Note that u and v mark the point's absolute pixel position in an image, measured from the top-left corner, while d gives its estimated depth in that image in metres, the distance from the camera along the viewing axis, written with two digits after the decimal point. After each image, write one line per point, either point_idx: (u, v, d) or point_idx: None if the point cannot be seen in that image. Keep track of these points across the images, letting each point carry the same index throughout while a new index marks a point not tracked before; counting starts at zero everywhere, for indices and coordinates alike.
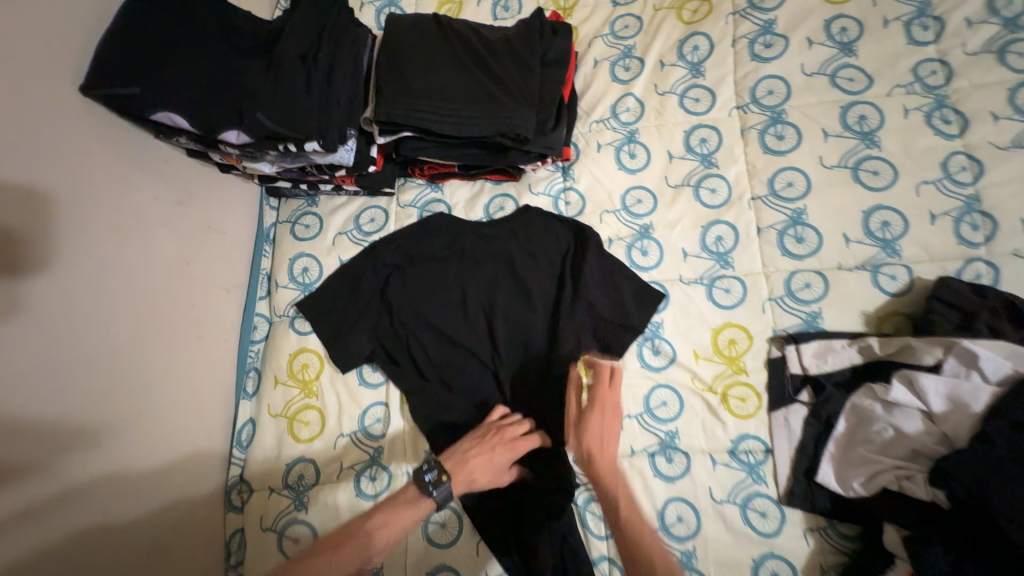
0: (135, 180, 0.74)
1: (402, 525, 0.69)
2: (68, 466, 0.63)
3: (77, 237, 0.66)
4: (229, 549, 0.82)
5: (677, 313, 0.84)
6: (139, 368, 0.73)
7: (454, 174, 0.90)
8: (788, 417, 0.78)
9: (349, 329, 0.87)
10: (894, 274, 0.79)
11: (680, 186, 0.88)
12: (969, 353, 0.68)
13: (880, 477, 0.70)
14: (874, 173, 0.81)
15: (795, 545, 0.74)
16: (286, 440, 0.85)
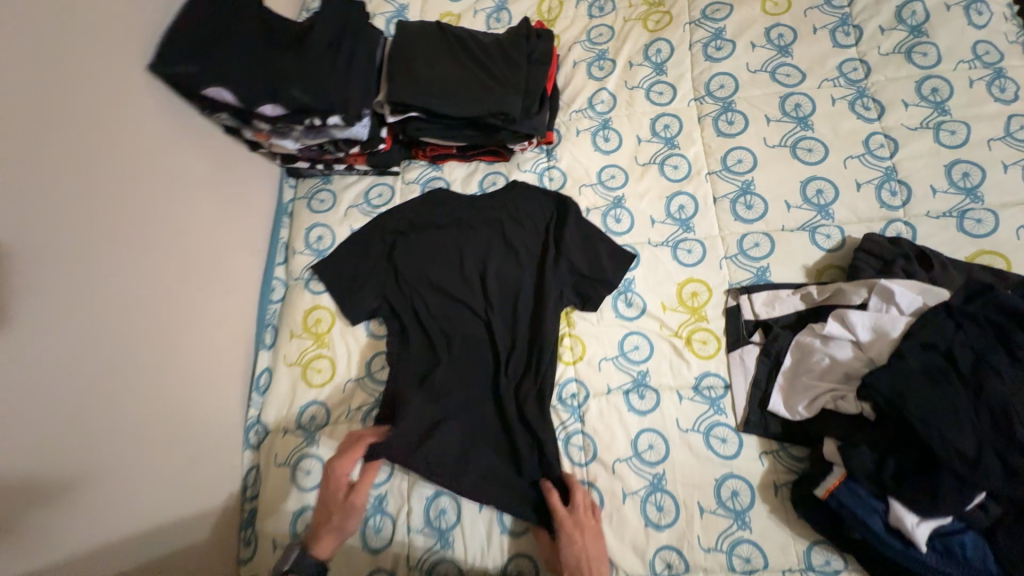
0: (187, 144, 0.85)
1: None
2: (121, 386, 0.71)
3: (145, 188, 0.76)
4: (245, 482, 0.90)
5: (646, 270, 0.96)
6: (181, 310, 0.82)
7: (452, 155, 1.04)
8: (743, 356, 0.90)
9: (359, 287, 0.98)
10: (828, 234, 0.93)
11: (647, 164, 1.02)
12: (887, 290, 0.81)
13: (820, 400, 0.81)
14: (809, 150, 0.96)
15: (752, 466, 0.84)
16: (300, 385, 0.94)
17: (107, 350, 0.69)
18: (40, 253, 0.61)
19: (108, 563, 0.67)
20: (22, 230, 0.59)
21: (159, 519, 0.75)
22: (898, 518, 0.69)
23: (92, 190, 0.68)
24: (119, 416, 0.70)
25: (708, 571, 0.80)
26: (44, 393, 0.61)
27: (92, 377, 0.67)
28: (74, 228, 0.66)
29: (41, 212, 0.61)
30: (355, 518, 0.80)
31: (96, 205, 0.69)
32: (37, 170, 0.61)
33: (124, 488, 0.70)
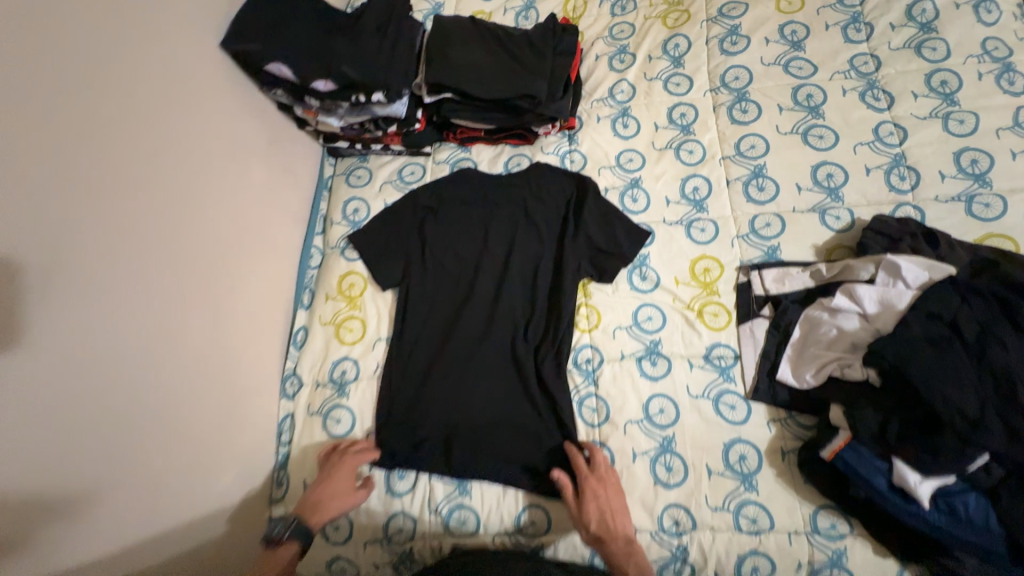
0: (245, 116, 0.95)
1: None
2: (179, 321, 0.79)
3: (207, 150, 0.86)
4: (281, 429, 0.97)
5: (660, 247, 1.02)
6: (232, 262, 0.91)
7: (480, 138, 1.12)
8: (753, 329, 0.93)
9: (390, 255, 1.05)
10: (838, 215, 0.97)
11: (664, 149, 1.08)
12: (894, 265, 0.84)
13: (827, 368, 0.84)
14: (820, 137, 1.01)
15: (759, 432, 0.87)
16: (333, 342, 1.01)
17: (170, 290, 0.78)
18: (122, 197, 0.71)
19: (162, 477, 0.75)
20: (108, 172, 0.69)
21: (205, 448, 0.83)
22: (901, 476, 0.71)
23: (164, 145, 0.78)
24: (177, 347, 0.79)
25: (714, 529, 0.83)
26: (118, 315, 0.69)
27: (157, 308, 0.75)
28: (150, 180, 0.75)
29: (123, 162, 0.71)
30: (350, 498, 0.84)
31: (167, 159, 0.78)
32: (122, 127, 0.71)
33: (175, 413, 0.78)
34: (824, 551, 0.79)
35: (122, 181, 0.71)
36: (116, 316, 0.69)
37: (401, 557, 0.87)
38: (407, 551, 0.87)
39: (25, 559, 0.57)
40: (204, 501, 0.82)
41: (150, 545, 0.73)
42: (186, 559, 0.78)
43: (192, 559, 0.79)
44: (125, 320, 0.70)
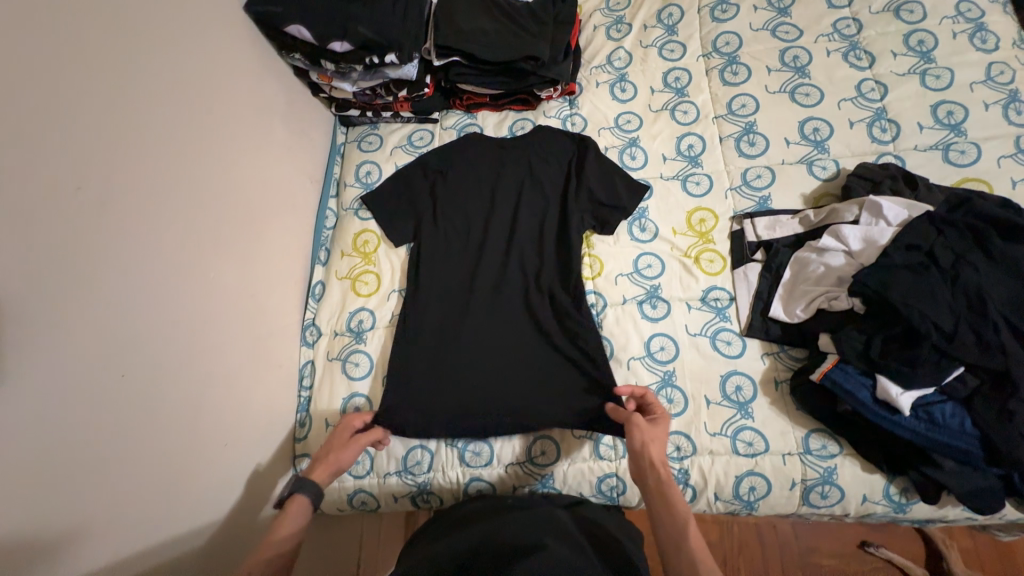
0: (266, 80, 1.01)
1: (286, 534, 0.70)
2: (215, 262, 0.84)
3: (235, 106, 0.92)
4: (303, 374, 1.03)
5: (658, 200, 1.07)
6: (259, 213, 0.96)
7: (485, 104, 1.18)
8: (746, 272, 0.99)
9: (402, 212, 1.10)
10: (825, 166, 1.03)
11: (660, 110, 1.14)
12: (875, 205, 0.90)
13: (815, 302, 0.89)
14: (807, 95, 1.07)
15: (754, 364, 0.93)
16: (350, 294, 1.06)
17: (210, 231, 0.83)
18: (170, 140, 0.76)
19: (204, 406, 0.79)
20: (156, 115, 0.74)
21: (239, 385, 0.87)
22: (885, 389, 0.78)
23: (199, 97, 0.83)
24: (215, 286, 0.83)
25: (713, 452, 0.88)
26: (166, 247, 0.74)
27: (198, 248, 0.80)
28: (190, 127, 0.81)
29: (170, 107, 0.77)
30: (352, 452, 0.83)
31: (202, 110, 0.83)
32: (167, 75, 0.77)
33: (213, 347, 0.82)
34: (816, 469, 0.85)
35: (170, 125, 0.76)
36: (170, 248, 0.75)
37: (420, 486, 0.94)
38: (426, 481, 0.94)
39: (103, 457, 0.62)
40: (238, 434, 0.86)
41: (200, 467, 0.78)
42: (226, 484, 0.83)
43: (226, 489, 0.83)
44: (176, 252, 0.76)
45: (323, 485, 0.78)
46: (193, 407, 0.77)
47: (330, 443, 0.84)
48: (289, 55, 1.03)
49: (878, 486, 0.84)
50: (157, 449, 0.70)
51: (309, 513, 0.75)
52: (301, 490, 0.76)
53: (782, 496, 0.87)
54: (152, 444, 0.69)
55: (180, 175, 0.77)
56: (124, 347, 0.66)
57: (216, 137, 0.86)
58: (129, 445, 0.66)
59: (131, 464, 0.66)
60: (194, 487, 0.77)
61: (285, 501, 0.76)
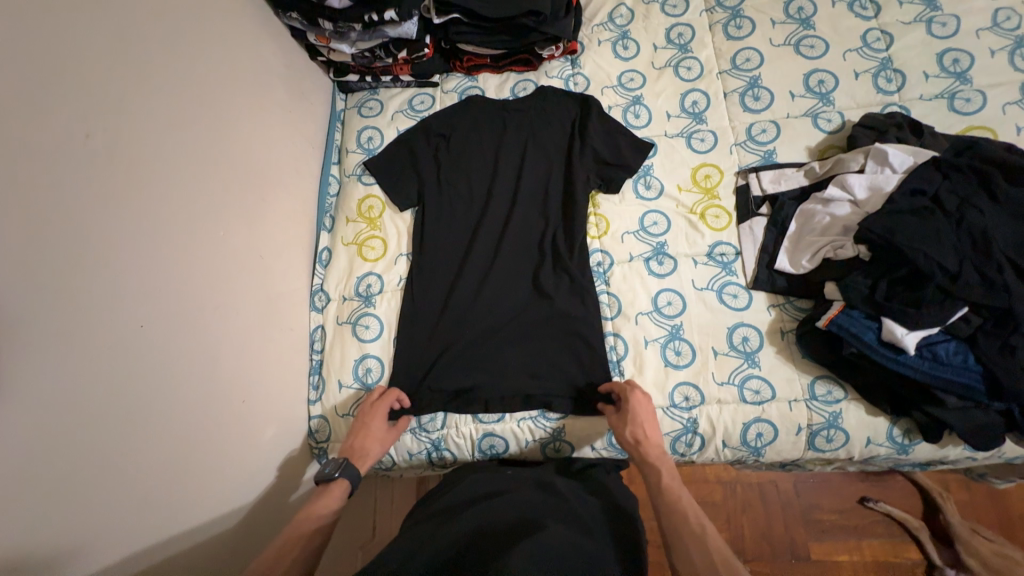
0: (264, 40, 1.00)
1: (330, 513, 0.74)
2: (222, 222, 0.83)
3: (235, 66, 0.91)
4: (314, 339, 1.04)
5: (663, 158, 1.07)
6: (263, 177, 0.95)
7: (486, 65, 1.16)
8: (752, 227, 0.99)
9: (406, 177, 1.09)
10: (829, 118, 1.02)
11: (663, 67, 1.13)
12: (881, 153, 0.90)
13: (821, 251, 0.90)
14: (812, 47, 1.06)
15: (760, 316, 0.94)
16: (356, 259, 1.06)
17: (215, 191, 0.82)
18: (170, 95, 0.75)
19: (220, 363, 0.80)
20: (156, 69, 0.73)
21: (252, 345, 0.88)
22: (890, 331, 0.79)
23: (197, 53, 0.82)
24: (223, 246, 0.83)
25: (721, 401, 0.90)
26: (174, 203, 0.74)
27: (205, 207, 0.80)
28: (191, 84, 0.80)
29: (168, 62, 0.76)
30: (386, 444, 0.88)
31: (202, 68, 0.82)
32: (164, 28, 0.76)
33: (226, 306, 0.82)
34: (822, 414, 0.87)
35: (169, 80, 0.75)
36: (178, 204, 0.74)
37: (434, 444, 0.96)
38: (439, 439, 0.95)
39: (128, 405, 0.63)
40: (255, 393, 0.87)
41: (219, 422, 0.79)
42: (245, 441, 0.84)
43: (245, 446, 0.84)
44: (186, 209, 0.76)
45: (362, 474, 0.82)
46: (211, 363, 0.78)
47: (371, 428, 0.87)
48: (286, 15, 1.01)
49: (881, 429, 0.86)
50: (178, 401, 0.71)
51: (347, 494, 0.79)
52: (345, 473, 0.79)
53: (788, 441, 0.89)
54: (173, 396, 0.70)
55: (182, 130, 0.77)
56: (141, 299, 0.66)
57: (217, 96, 0.85)
58: (150, 395, 0.66)
59: (154, 413, 0.67)
60: (216, 441, 0.78)
61: (327, 479, 0.78)
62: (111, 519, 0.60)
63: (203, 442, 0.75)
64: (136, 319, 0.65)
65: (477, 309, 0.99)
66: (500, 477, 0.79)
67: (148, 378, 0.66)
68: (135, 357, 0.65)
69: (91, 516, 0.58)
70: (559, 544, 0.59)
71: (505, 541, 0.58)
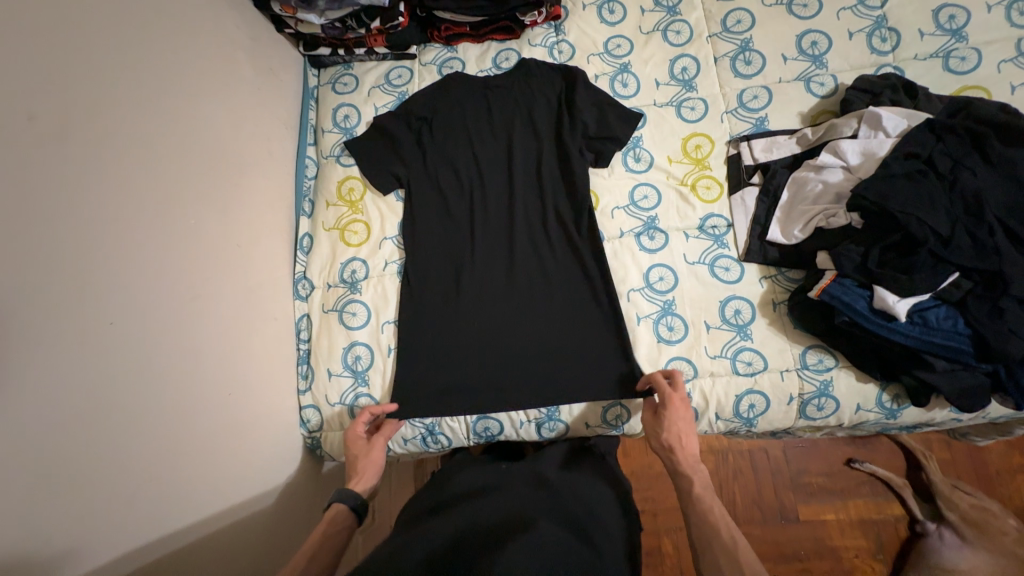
0: (223, 9, 0.93)
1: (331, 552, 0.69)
2: (191, 209, 0.78)
3: (194, 38, 0.84)
4: (300, 329, 1.01)
5: (652, 129, 1.03)
6: (234, 159, 0.90)
7: (466, 34, 1.10)
8: (743, 197, 0.97)
9: (386, 157, 1.05)
10: (822, 82, 0.99)
11: (651, 32, 1.07)
12: (875, 116, 0.88)
13: (813, 221, 0.89)
14: (804, 5, 1.02)
15: (752, 288, 0.94)
16: (339, 244, 1.03)
17: (182, 175, 0.77)
18: (123, 71, 0.69)
19: (201, 356, 0.77)
20: (104, 41, 0.67)
21: (233, 337, 0.84)
22: (882, 299, 0.78)
23: (150, 24, 0.76)
24: (194, 234, 0.79)
25: (714, 374, 0.90)
26: (137, 189, 0.69)
27: (172, 193, 0.75)
28: (146, 59, 0.74)
29: (119, 34, 0.69)
30: (377, 459, 0.85)
31: (155, 40, 0.76)
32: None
33: (202, 298, 0.79)
34: (812, 383, 0.88)
35: (121, 54, 0.69)
36: (143, 191, 0.70)
37: (429, 429, 0.95)
38: (434, 424, 0.95)
39: (105, 405, 0.60)
40: (241, 385, 0.85)
41: (205, 418, 0.76)
42: (235, 435, 0.82)
43: (234, 440, 0.82)
44: (151, 195, 0.71)
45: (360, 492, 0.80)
46: (193, 357, 0.75)
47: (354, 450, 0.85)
48: None
49: (871, 395, 0.87)
50: (158, 397, 0.68)
51: (351, 524, 0.74)
52: (340, 499, 0.75)
53: (780, 411, 0.90)
54: (154, 392, 0.68)
55: (140, 110, 0.71)
56: (108, 294, 0.63)
57: (175, 73, 0.79)
58: (128, 392, 0.64)
59: (135, 411, 0.64)
60: (204, 436, 0.76)
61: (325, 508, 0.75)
62: (97, 523, 0.58)
63: (191, 437, 0.73)
64: (104, 315, 0.62)
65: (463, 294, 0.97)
66: (498, 469, 0.79)
67: (124, 375, 0.63)
68: (109, 354, 0.62)
69: (75, 519, 0.56)
70: (554, 537, 0.59)
71: (504, 533, 0.58)
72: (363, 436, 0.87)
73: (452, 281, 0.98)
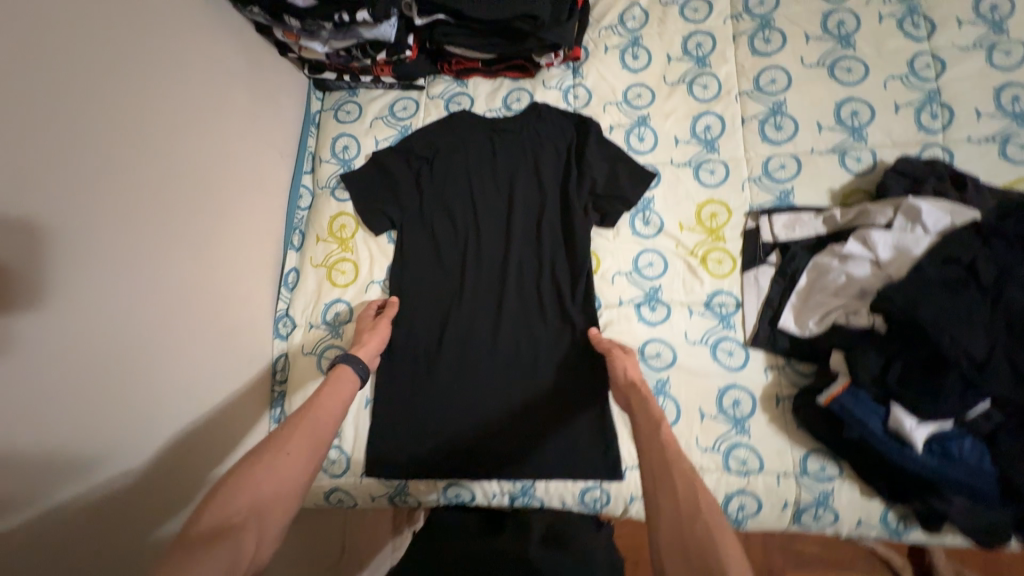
0: (221, 36, 0.88)
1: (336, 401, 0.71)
2: (166, 257, 0.74)
3: (188, 71, 0.80)
4: (275, 369, 0.97)
5: (666, 191, 0.96)
6: (221, 196, 0.86)
7: (477, 69, 1.04)
8: (757, 276, 0.90)
9: (380, 196, 1.00)
10: (859, 157, 0.90)
11: (676, 83, 0.99)
12: (913, 208, 0.79)
13: (830, 315, 0.81)
14: (849, 70, 0.93)
15: (755, 377, 0.86)
16: (325, 284, 0.99)
17: (159, 220, 0.73)
18: (97, 113, 0.65)
19: (167, 412, 0.74)
20: (78, 87, 0.62)
21: (200, 388, 0.80)
22: (898, 420, 0.71)
23: (137, 60, 0.71)
24: (167, 282, 0.74)
25: (703, 469, 0.83)
26: (104, 243, 0.65)
27: (146, 241, 0.71)
28: (130, 99, 0.69)
29: (95, 71, 0.65)
30: (381, 334, 0.85)
31: (141, 77, 0.71)
32: (90, 29, 0.64)
33: (170, 350, 0.74)
34: (811, 491, 0.80)
35: (94, 94, 0.64)
36: (107, 240, 0.65)
37: (397, 489, 0.90)
38: (402, 483, 0.89)
39: (44, 485, 0.57)
40: (207, 437, 0.81)
41: (162, 480, 0.72)
42: (197, 490, 0.78)
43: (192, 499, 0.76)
44: (116, 244, 0.66)
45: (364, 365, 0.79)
46: (151, 412, 0.71)
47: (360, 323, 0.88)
48: (244, 10, 0.90)
49: (875, 512, 0.78)
50: (108, 465, 0.64)
51: (355, 387, 0.76)
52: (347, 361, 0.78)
53: (772, 515, 0.82)
54: (101, 458, 0.63)
55: (115, 155, 0.67)
56: (54, 357, 0.58)
57: (162, 111, 0.75)
58: (69, 466, 0.60)
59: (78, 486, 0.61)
60: (159, 497, 0.71)
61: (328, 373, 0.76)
62: None
63: (142, 501, 0.69)
64: (45, 385, 0.57)
65: (446, 351, 0.92)
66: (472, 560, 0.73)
67: (64, 445, 0.59)
68: (49, 424, 0.57)
69: None
70: None
71: None
72: (372, 314, 0.90)
73: (435, 336, 0.94)
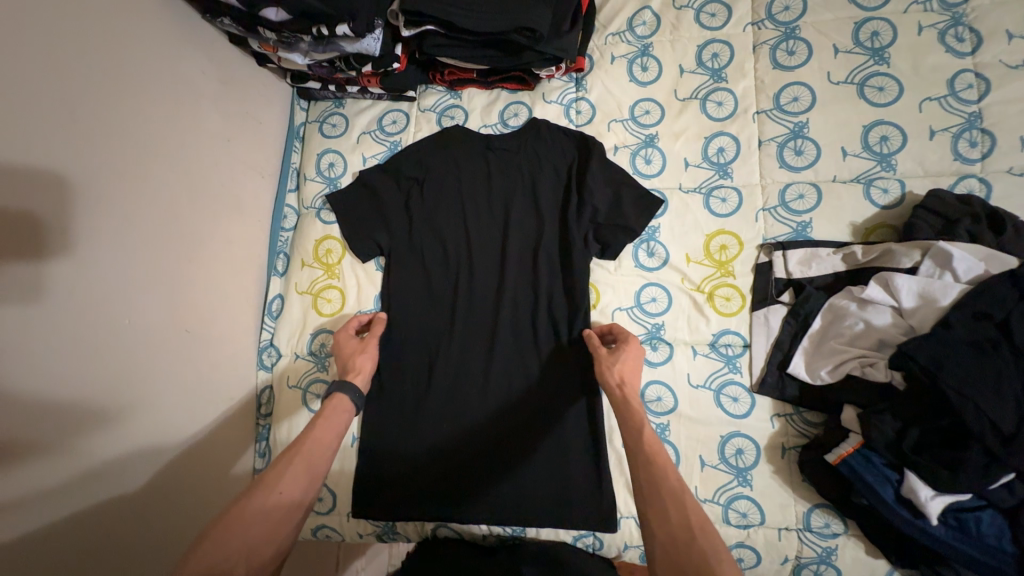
0: (189, 52, 0.80)
1: (334, 430, 0.67)
2: (134, 302, 0.69)
3: (152, 95, 0.73)
4: (260, 402, 0.94)
5: (673, 220, 0.89)
6: (193, 228, 0.80)
7: (472, 80, 0.96)
8: (768, 316, 0.84)
9: (368, 219, 0.93)
10: (886, 188, 0.82)
11: (688, 99, 0.91)
12: (944, 253, 0.72)
13: (845, 365, 0.76)
14: (880, 89, 0.84)
15: (761, 426, 0.81)
16: (311, 313, 0.94)
17: (124, 264, 0.68)
18: (47, 156, 0.58)
19: (141, 463, 0.70)
20: (23, 129, 0.56)
21: (176, 433, 0.77)
22: (912, 489, 0.67)
23: (91, 90, 0.64)
24: (136, 329, 0.70)
25: None
26: (60, 298, 0.60)
27: (109, 289, 0.66)
28: (85, 135, 0.63)
29: (42, 109, 0.58)
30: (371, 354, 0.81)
31: (96, 109, 0.65)
32: (32, 62, 0.57)
33: (142, 398, 0.70)
34: (813, 548, 0.76)
35: (41, 134, 0.58)
36: (63, 294, 0.60)
37: (384, 529, 0.88)
38: (389, 523, 0.88)
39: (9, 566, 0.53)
40: (187, 482, 0.78)
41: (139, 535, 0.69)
42: (176, 541, 0.75)
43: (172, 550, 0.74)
44: (74, 297, 0.61)
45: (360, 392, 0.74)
46: (122, 466, 0.68)
47: (342, 344, 0.83)
48: (212, 21, 0.82)
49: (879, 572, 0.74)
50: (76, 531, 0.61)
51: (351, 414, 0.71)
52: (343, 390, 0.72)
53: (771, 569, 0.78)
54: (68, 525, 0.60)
55: (70, 200, 0.61)
56: (13, 433, 0.54)
57: (124, 143, 0.68)
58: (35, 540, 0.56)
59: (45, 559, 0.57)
60: (138, 557, 0.69)
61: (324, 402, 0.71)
62: None
63: (120, 565, 0.66)
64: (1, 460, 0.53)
65: (436, 387, 0.88)
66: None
67: (27, 522, 0.55)
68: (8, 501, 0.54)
69: None
70: None
71: None
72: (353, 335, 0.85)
73: (426, 371, 0.89)
